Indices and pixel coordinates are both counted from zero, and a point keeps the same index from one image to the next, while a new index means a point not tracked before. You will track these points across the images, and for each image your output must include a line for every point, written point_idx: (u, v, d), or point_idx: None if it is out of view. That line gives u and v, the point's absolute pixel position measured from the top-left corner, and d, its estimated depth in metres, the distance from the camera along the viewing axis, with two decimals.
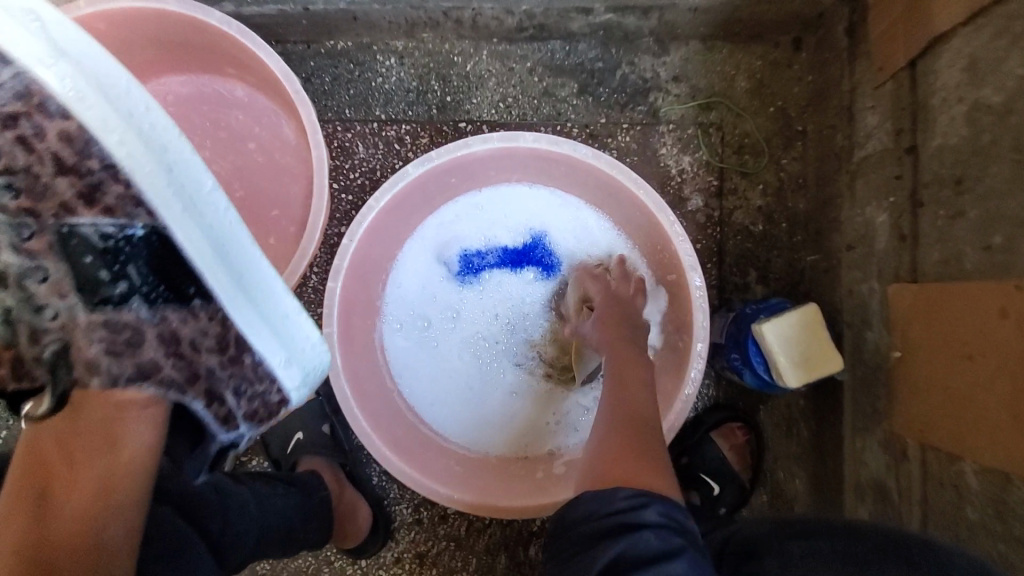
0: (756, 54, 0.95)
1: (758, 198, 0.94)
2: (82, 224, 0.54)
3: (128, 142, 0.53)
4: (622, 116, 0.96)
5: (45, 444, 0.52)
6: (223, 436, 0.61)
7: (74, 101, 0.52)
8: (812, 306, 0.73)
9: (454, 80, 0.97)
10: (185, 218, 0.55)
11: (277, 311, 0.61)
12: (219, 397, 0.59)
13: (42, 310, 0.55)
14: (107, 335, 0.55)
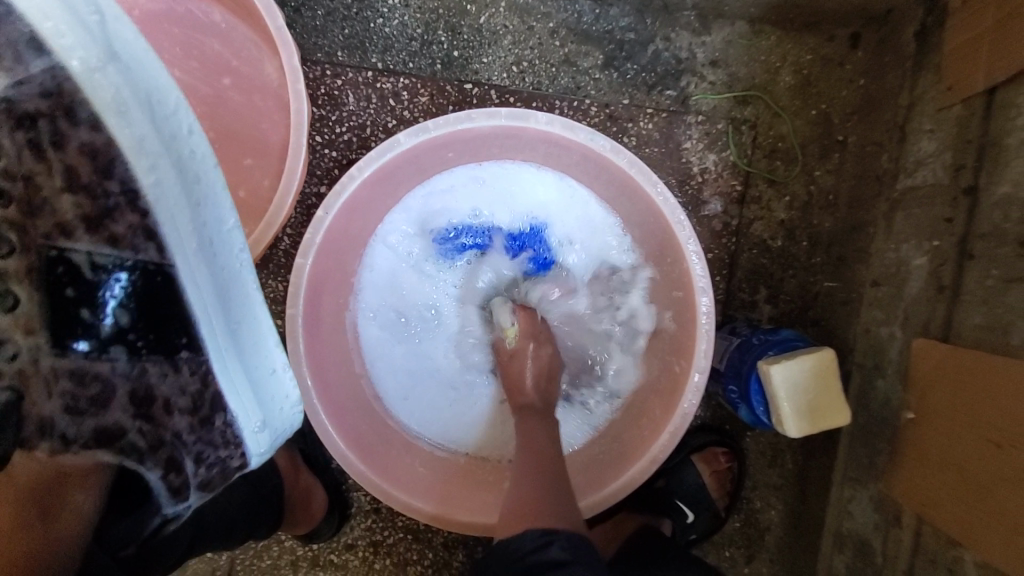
0: (807, 46, 0.84)
1: (781, 211, 0.85)
2: (74, 248, 0.42)
3: (160, 170, 0.43)
4: (647, 99, 0.85)
5: None
6: (169, 508, 0.48)
7: (111, 112, 0.41)
8: (827, 351, 0.66)
9: (464, 33, 0.86)
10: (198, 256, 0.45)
11: (264, 365, 0.50)
12: (179, 465, 0.46)
13: None
14: (73, 387, 0.43)
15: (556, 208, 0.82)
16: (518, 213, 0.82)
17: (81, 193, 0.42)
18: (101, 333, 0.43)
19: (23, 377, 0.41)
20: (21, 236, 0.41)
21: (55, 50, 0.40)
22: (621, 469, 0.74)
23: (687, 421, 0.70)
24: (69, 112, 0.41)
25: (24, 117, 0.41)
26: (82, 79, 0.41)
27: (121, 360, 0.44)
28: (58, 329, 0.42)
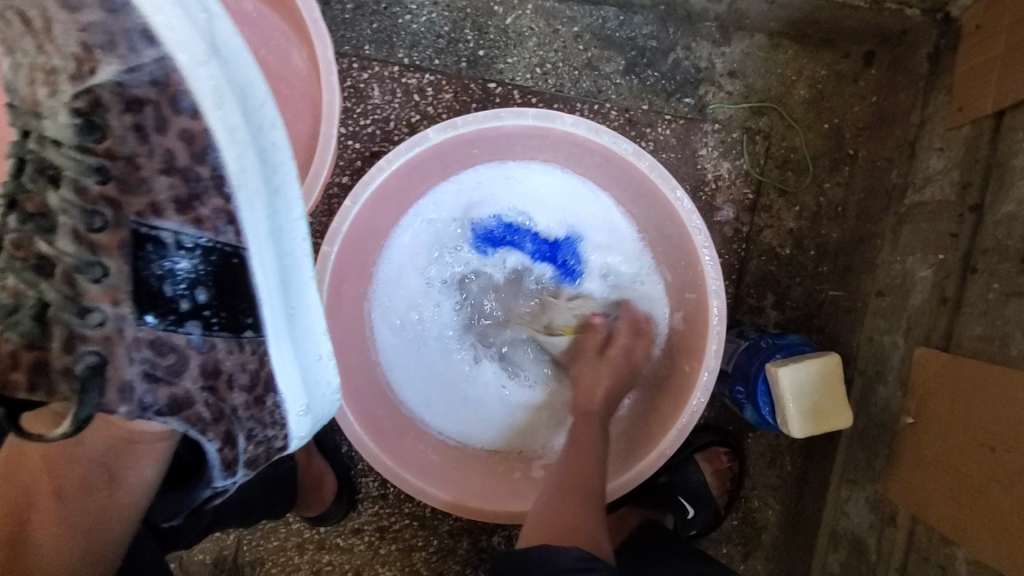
0: (823, 61, 0.86)
1: (791, 219, 0.88)
2: (162, 229, 0.50)
3: (245, 160, 0.52)
4: (666, 106, 0.88)
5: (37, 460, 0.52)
6: (218, 481, 0.56)
7: (211, 103, 0.49)
8: (833, 356, 0.69)
9: (490, 33, 0.88)
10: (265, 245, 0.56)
11: (311, 350, 0.63)
12: (233, 439, 0.55)
13: (88, 314, 0.49)
14: (151, 355, 0.51)
15: (574, 210, 0.84)
16: (538, 213, 0.84)
17: (172, 174, 0.49)
18: (179, 308, 0.52)
19: (109, 343, 0.50)
20: (116, 212, 0.49)
21: (164, 41, 0.46)
22: (627, 464, 0.76)
23: (695, 419, 0.72)
24: (171, 100, 0.47)
25: (132, 101, 0.47)
26: (189, 71, 0.47)
27: (195, 333, 0.52)
28: (142, 302, 0.50)
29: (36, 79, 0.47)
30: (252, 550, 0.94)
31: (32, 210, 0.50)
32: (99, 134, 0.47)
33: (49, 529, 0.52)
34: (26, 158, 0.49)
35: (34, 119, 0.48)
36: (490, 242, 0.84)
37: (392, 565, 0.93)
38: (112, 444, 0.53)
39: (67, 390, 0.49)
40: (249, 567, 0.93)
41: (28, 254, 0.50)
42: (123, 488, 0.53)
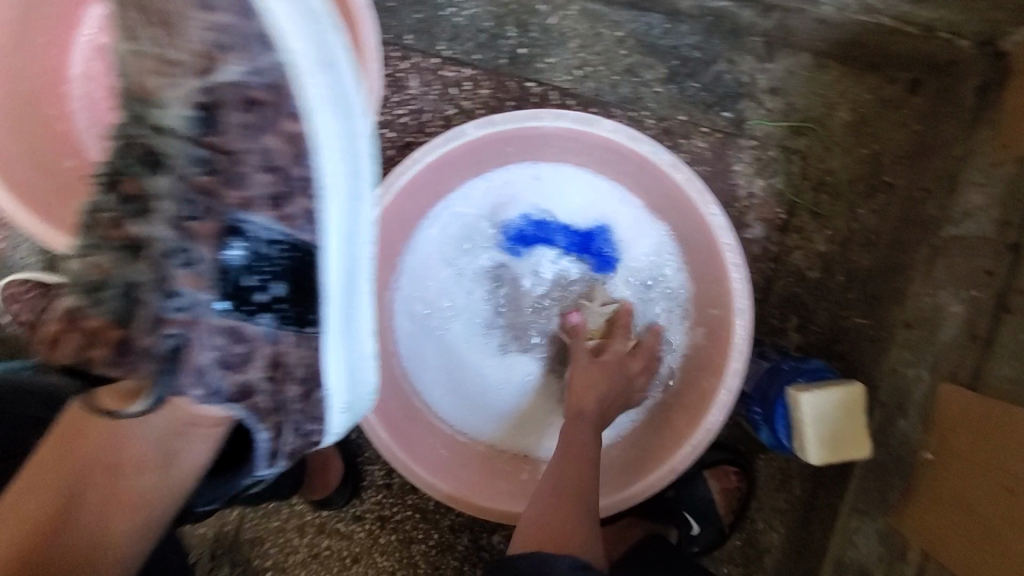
0: (868, 86, 0.85)
1: (821, 242, 0.87)
2: (252, 223, 0.52)
3: (331, 163, 0.54)
4: (704, 118, 0.87)
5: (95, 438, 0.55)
6: (261, 466, 0.62)
7: (310, 108, 0.51)
8: (857, 386, 0.68)
9: (533, 32, 0.87)
10: (337, 244, 0.56)
11: (360, 352, 0.63)
12: (283, 429, 0.60)
13: (175, 298, 0.51)
14: (225, 344, 0.54)
15: (603, 214, 0.83)
16: (565, 214, 0.83)
17: (271, 172, 0.52)
18: (255, 299, 0.54)
19: (189, 328, 0.52)
20: (213, 203, 0.51)
21: (279, 44, 0.48)
22: (639, 476, 0.75)
23: (710, 437, 0.71)
24: (282, 106, 0.50)
25: (249, 102, 0.50)
26: (298, 79, 0.49)
27: (267, 325, 0.55)
28: (222, 291, 0.53)
29: (148, 68, 0.48)
30: (253, 527, 0.94)
31: (130, 192, 0.50)
32: (212, 129, 0.50)
33: (100, 503, 0.55)
34: (133, 138, 0.49)
35: (140, 104, 0.49)
36: (518, 242, 0.83)
37: (389, 555, 0.93)
38: (170, 423, 0.58)
39: (147, 370, 0.51)
40: (248, 544, 0.94)
41: (123, 235, 0.50)
42: (178, 466, 0.58)
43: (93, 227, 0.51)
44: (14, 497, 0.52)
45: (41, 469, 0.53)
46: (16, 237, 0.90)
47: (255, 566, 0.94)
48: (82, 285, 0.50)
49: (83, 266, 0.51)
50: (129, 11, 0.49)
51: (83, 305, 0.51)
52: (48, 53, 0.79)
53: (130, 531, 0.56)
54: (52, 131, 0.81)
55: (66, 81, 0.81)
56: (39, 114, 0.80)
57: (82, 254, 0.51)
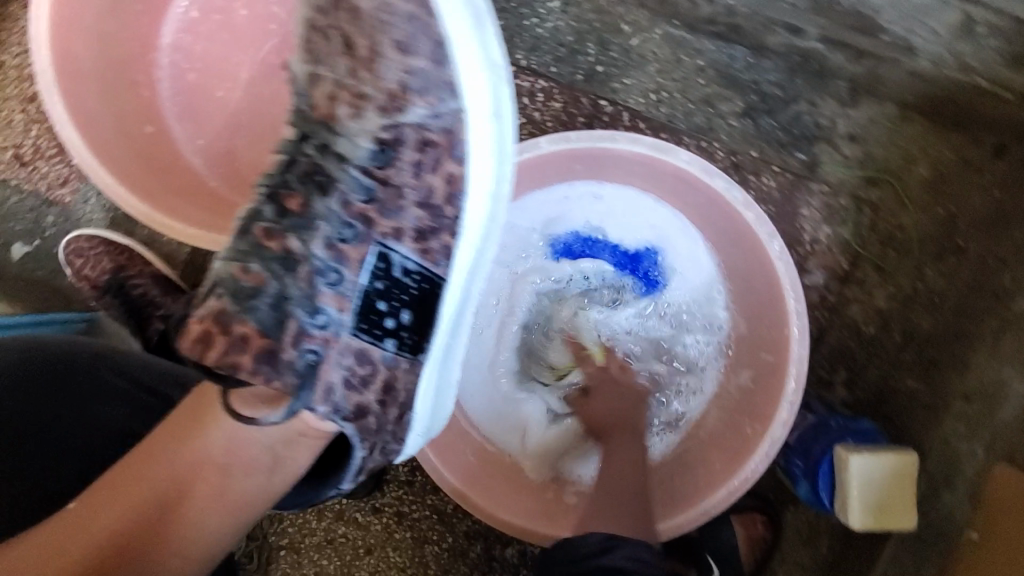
0: (950, 143, 0.81)
1: (882, 298, 0.83)
2: (395, 252, 0.61)
3: (475, 201, 0.63)
4: (776, 157, 0.85)
5: (214, 438, 0.56)
6: (345, 483, 0.62)
7: (472, 150, 0.60)
8: (910, 456, 0.66)
9: (613, 51, 0.86)
10: (458, 277, 0.65)
11: (449, 377, 0.70)
12: (385, 449, 0.64)
13: (318, 315, 0.58)
14: (352, 364, 0.60)
15: (656, 236, 0.82)
16: (616, 232, 0.83)
17: (424, 208, 0.61)
18: (385, 324, 0.61)
19: (325, 345, 0.58)
20: (367, 228, 0.60)
21: (463, 94, 0.58)
22: (668, 512, 0.74)
23: (748, 485, 0.69)
24: (449, 147, 0.60)
25: (423, 142, 0.59)
26: (468, 124, 0.59)
27: (388, 350, 0.61)
28: (358, 316, 0.60)
29: (338, 97, 0.58)
30: None
31: (292, 207, 0.58)
32: (383, 161, 0.59)
33: (206, 499, 0.56)
34: (299, 158, 0.59)
35: (325, 131, 0.59)
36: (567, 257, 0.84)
37: (402, 552, 0.94)
38: (283, 433, 0.58)
39: (286, 382, 0.55)
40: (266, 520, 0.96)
41: (277, 247, 0.57)
42: (281, 475, 0.59)
43: (247, 236, 0.57)
44: (134, 472, 0.55)
45: (159, 455, 0.55)
46: (85, 191, 0.93)
47: (271, 542, 0.96)
48: (237, 291, 0.55)
49: (232, 274, 0.56)
50: (320, 39, 0.58)
51: (234, 312, 0.54)
52: (141, 20, 0.83)
53: (226, 531, 0.58)
54: (136, 95, 0.84)
55: (156, 50, 0.85)
56: (126, 77, 0.83)
57: (234, 262, 0.56)
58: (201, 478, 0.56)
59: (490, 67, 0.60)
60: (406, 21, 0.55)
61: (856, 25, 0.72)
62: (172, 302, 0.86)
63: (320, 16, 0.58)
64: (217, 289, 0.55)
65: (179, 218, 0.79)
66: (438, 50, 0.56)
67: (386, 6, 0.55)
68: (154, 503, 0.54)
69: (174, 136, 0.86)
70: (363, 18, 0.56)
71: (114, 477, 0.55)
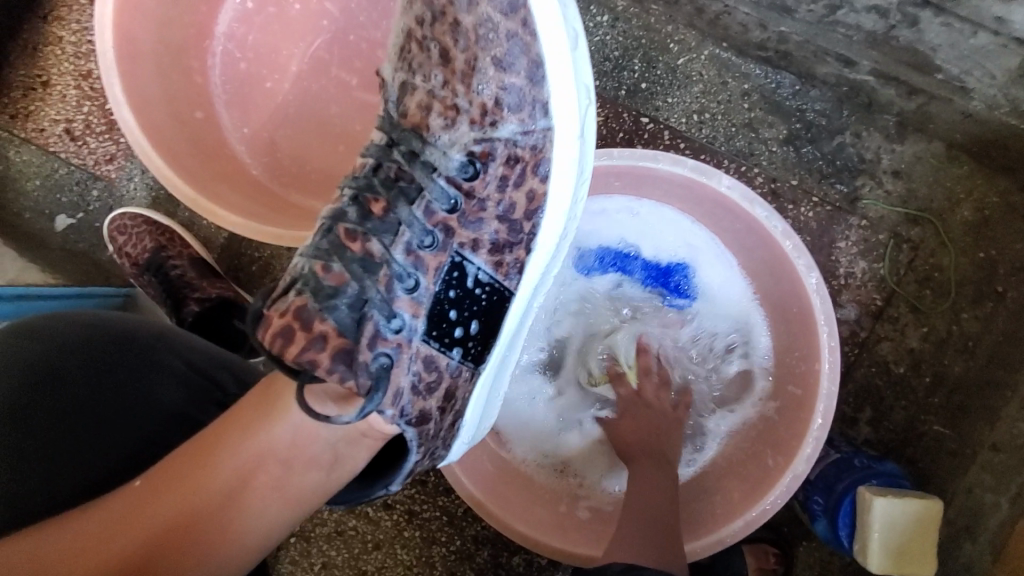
0: (997, 187, 0.80)
1: (915, 338, 0.82)
2: (470, 262, 0.59)
3: (552, 217, 0.62)
4: (816, 187, 0.84)
5: (280, 430, 0.53)
6: (393, 486, 0.59)
7: (558, 166, 0.60)
8: (935, 503, 0.65)
9: (658, 69, 0.86)
10: (523, 293, 0.64)
11: (499, 384, 0.71)
12: (435, 453, 0.62)
13: (393, 320, 0.56)
14: (420, 370, 0.57)
15: (687, 255, 0.82)
16: (649, 248, 0.83)
17: (503, 222, 0.60)
18: (454, 333, 0.59)
19: (399, 349, 0.56)
20: (446, 238, 0.58)
21: (554, 113, 0.58)
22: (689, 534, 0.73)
23: (765, 517, 0.68)
24: (535, 164, 0.59)
25: (512, 157, 0.58)
26: (555, 141, 0.59)
27: (455, 358, 0.60)
28: (429, 322, 0.58)
29: (432, 108, 0.57)
30: None
31: (375, 212, 0.57)
32: (471, 175, 0.58)
33: (266, 491, 0.54)
34: (385, 164, 0.58)
35: (414, 138, 0.58)
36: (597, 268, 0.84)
37: (410, 550, 0.94)
38: (347, 431, 0.56)
39: (360, 384, 0.52)
40: None
41: (359, 249, 0.56)
42: (340, 473, 0.56)
43: (331, 235, 0.56)
44: (200, 458, 0.52)
45: (223, 443, 0.53)
46: (130, 169, 0.95)
47: None
48: (318, 290, 0.53)
49: (314, 272, 0.54)
50: (416, 50, 0.57)
51: (319, 309, 0.52)
52: (200, 9, 0.84)
53: (282, 525, 0.55)
54: (189, 80, 0.86)
55: (211, 37, 0.86)
56: (182, 63, 0.85)
57: (315, 261, 0.55)
58: (263, 469, 0.53)
59: (578, 87, 0.60)
60: (505, 39, 0.55)
61: (909, 62, 0.71)
62: (207, 285, 0.87)
63: (419, 27, 0.57)
64: (299, 285, 0.53)
65: (237, 213, 0.79)
66: (535, 70, 0.56)
67: (488, 22, 0.54)
68: (215, 492, 0.51)
69: (221, 122, 0.88)
70: (461, 30, 0.55)
71: (176, 461, 0.53)
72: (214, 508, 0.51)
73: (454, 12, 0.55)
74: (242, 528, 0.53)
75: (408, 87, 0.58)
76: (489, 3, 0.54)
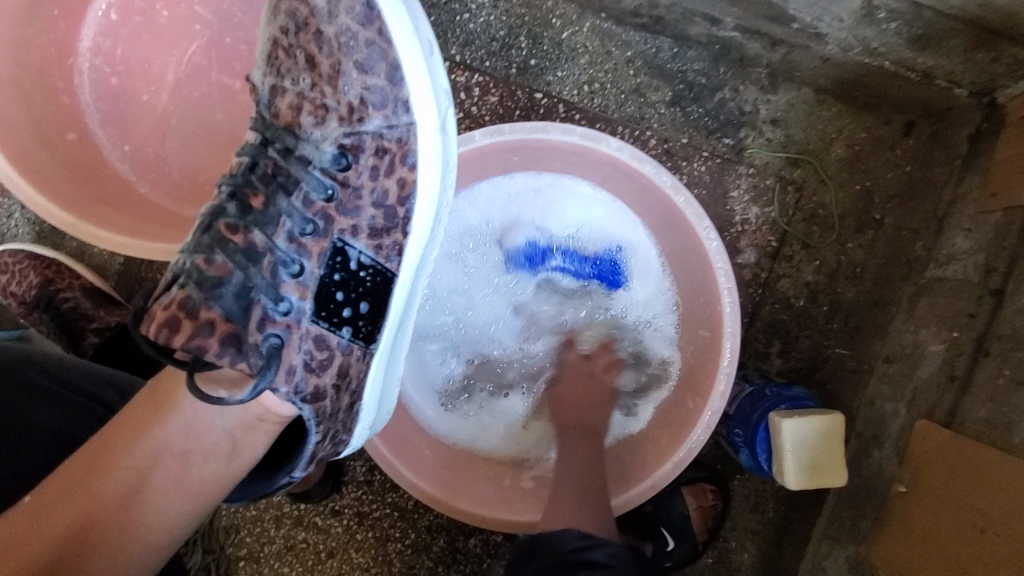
0: (864, 124, 0.86)
1: (810, 273, 0.88)
2: (351, 246, 0.59)
3: (423, 206, 0.62)
4: (705, 143, 0.89)
5: (170, 423, 0.52)
6: (297, 472, 0.58)
7: (430, 161, 0.61)
8: (838, 416, 0.71)
9: (544, 44, 0.88)
10: (408, 273, 0.64)
11: (393, 371, 0.70)
12: (340, 439, 0.62)
13: (281, 303, 0.56)
14: (311, 348, 0.57)
15: (598, 235, 0.84)
16: (565, 232, 0.85)
17: (379, 207, 0.60)
18: (343, 313, 0.59)
19: (289, 330, 0.56)
20: (327, 225, 0.58)
21: (416, 109, 0.59)
22: (621, 487, 0.77)
23: (692, 454, 0.73)
24: (403, 155, 0.59)
25: (380, 149, 0.59)
26: (419, 137, 0.59)
27: (345, 337, 0.59)
28: (317, 304, 0.58)
29: (302, 108, 0.56)
30: (229, 516, 0.95)
31: (255, 205, 0.57)
32: (344, 166, 0.58)
33: (164, 488, 0.52)
34: (260, 161, 0.57)
35: (289, 136, 0.57)
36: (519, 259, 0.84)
37: (366, 552, 0.94)
38: (242, 418, 0.55)
39: (251, 364, 0.52)
40: (223, 532, 0.95)
41: (241, 241, 0.55)
42: (239, 463, 0.55)
43: (210, 230, 0.55)
44: (95, 464, 0.51)
45: (114, 448, 0.51)
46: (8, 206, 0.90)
47: (229, 554, 0.95)
48: (202, 280, 0.52)
49: (196, 266, 0.53)
50: (284, 56, 0.56)
51: (199, 298, 0.51)
52: (58, 26, 0.80)
53: (190, 519, 0.54)
54: (56, 101, 0.81)
55: (75, 54, 0.82)
56: (47, 84, 0.80)
57: (196, 255, 0.53)
58: (158, 465, 0.52)
59: (435, 90, 0.60)
60: (364, 46, 0.55)
61: (767, 15, 0.74)
62: (105, 314, 0.83)
63: (284, 36, 0.56)
64: (180, 279, 0.52)
65: (123, 234, 0.76)
66: (394, 72, 0.57)
67: (347, 32, 0.55)
68: (109, 497, 0.50)
69: (98, 141, 0.84)
70: (326, 40, 0.55)
71: (66, 475, 0.51)
72: (110, 514, 0.50)
73: (317, 23, 0.55)
74: (146, 526, 0.52)
75: (278, 90, 0.57)
76: (346, 14, 0.54)
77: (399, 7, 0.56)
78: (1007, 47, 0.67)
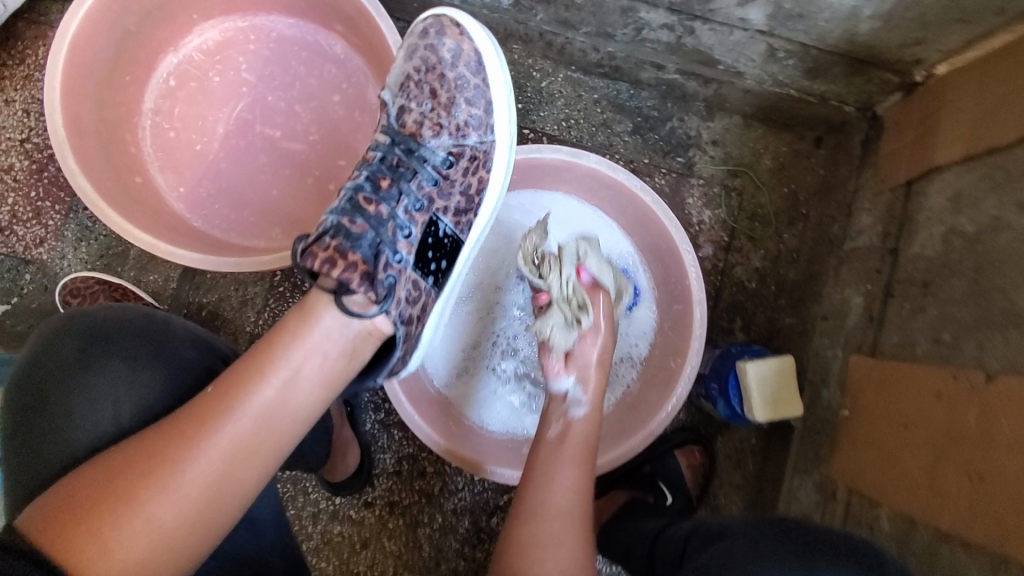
0: (784, 140, 1.08)
1: (757, 260, 1.08)
2: (443, 221, 0.76)
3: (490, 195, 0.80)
4: (662, 162, 1.10)
5: (314, 325, 0.64)
6: (381, 379, 0.73)
7: (503, 166, 0.80)
8: (789, 359, 0.88)
9: (529, 91, 1.10)
10: (471, 243, 0.81)
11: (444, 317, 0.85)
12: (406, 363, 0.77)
13: (398, 254, 0.71)
14: (410, 288, 0.72)
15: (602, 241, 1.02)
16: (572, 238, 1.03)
17: (464, 197, 0.77)
18: (432, 266, 0.76)
19: (399, 274, 0.70)
20: (429, 205, 0.75)
21: (499, 130, 0.78)
22: (624, 437, 0.92)
23: (677, 403, 0.88)
24: (485, 161, 0.78)
25: (473, 156, 0.77)
26: (498, 150, 0.78)
27: (429, 284, 0.76)
28: (417, 258, 0.73)
29: (424, 123, 0.75)
30: None
31: (383, 186, 0.72)
32: (449, 166, 0.75)
33: (308, 377, 0.63)
34: (389, 155, 0.73)
35: (412, 141, 0.74)
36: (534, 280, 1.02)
37: (397, 539, 1.03)
38: (361, 329, 0.66)
39: (377, 294, 0.66)
40: None
41: (373, 211, 0.70)
42: (356, 362, 0.67)
43: (352, 200, 0.70)
44: (258, 357, 0.61)
45: (272, 346, 0.62)
46: (60, 249, 1.05)
47: None
48: (349, 234, 0.67)
49: (343, 224, 0.68)
50: (413, 86, 0.76)
51: (348, 245, 0.66)
52: (128, 89, 0.98)
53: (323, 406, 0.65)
54: (126, 151, 0.98)
55: (139, 113, 1.00)
56: (116, 138, 0.96)
57: (342, 216, 0.69)
58: (305, 358, 0.63)
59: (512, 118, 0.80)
60: (472, 86, 0.76)
61: (699, 59, 0.97)
62: None
63: (416, 73, 0.76)
64: (332, 232, 0.67)
65: (184, 250, 0.90)
66: (490, 107, 0.77)
67: (462, 78, 0.75)
68: (272, 382, 0.61)
69: (157, 183, 1.00)
70: (446, 80, 0.75)
71: (231, 370, 0.61)
72: (271, 397, 0.60)
73: (441, 68, 0.75)
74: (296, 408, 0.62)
75: (405, 109, 0.75)
76: (464, 66, 0.76)
77: (495, 58, 0.77)
78: (871, 72, 0.89)
